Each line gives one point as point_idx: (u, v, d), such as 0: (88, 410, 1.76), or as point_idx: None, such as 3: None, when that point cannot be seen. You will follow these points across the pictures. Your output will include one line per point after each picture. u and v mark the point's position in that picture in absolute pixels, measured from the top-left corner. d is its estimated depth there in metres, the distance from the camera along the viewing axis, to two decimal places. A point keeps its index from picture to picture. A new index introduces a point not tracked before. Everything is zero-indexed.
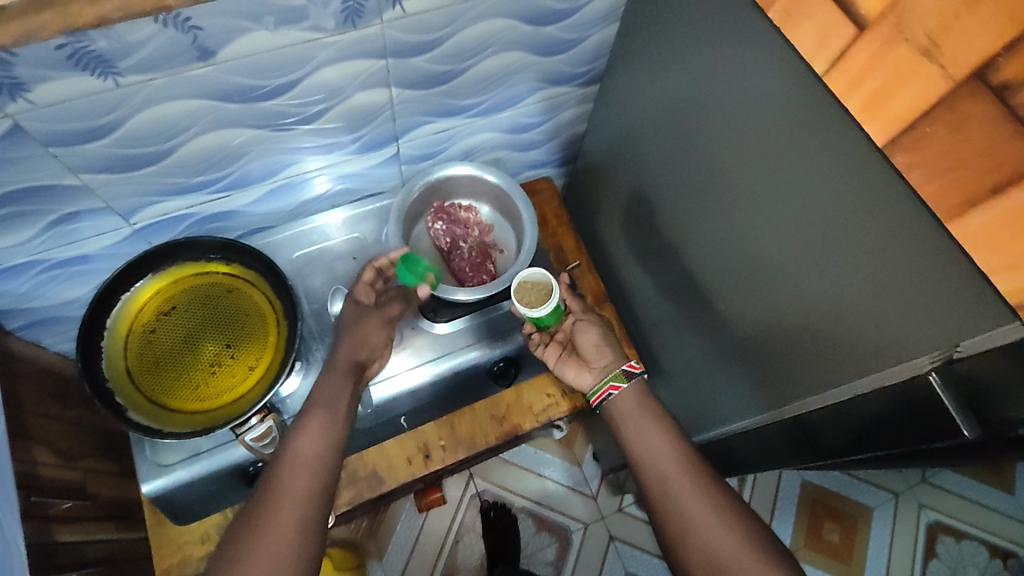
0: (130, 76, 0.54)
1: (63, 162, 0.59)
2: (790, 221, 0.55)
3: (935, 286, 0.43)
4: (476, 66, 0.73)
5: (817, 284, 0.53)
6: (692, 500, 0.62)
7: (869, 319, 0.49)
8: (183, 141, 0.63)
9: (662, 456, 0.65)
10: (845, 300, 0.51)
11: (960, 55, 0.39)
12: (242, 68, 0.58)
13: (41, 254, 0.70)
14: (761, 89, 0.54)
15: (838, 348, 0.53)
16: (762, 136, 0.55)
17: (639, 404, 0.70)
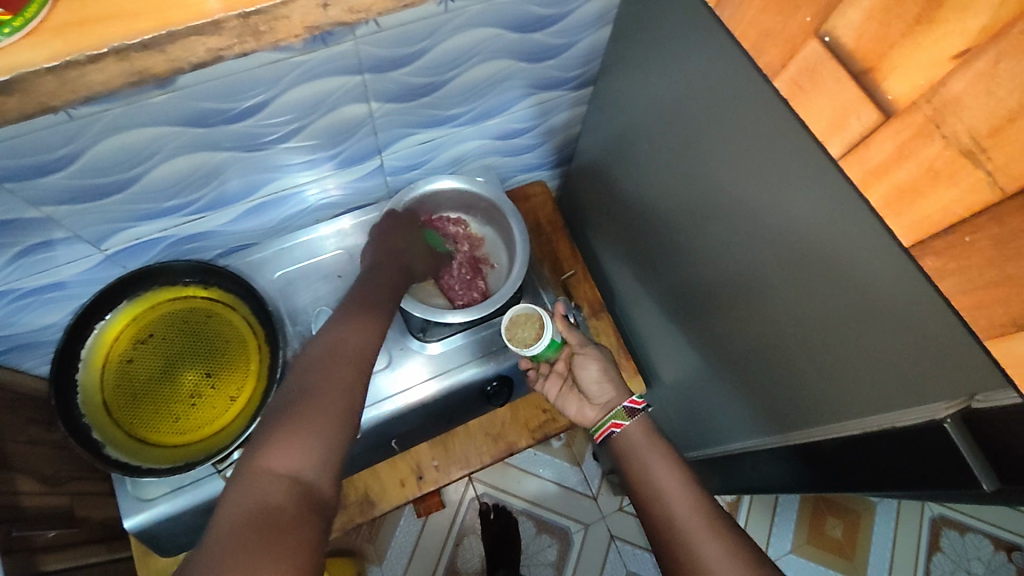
0: (84, 108, 0.50)
1: (21, 196, 0.56)
2: (791, 255, 0.51)
3: (945, 342, 0.39)
4: (459, 76, 0.68)
5: (819, 320, 0.50)
6: (703, 539, 0.55)
7: (878, 364, 0.45)
8: (150, 167, 0.60)
9: (671, 492, 0.60)
10: (852, 341, 0.47)
11: (1014, 164, 0.29)
12: (206, 92, 0.54)
13: (11, 285, 0.67)
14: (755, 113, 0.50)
15: (845, 387, 0.50)
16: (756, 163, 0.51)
17: (646, 439, 0.66)
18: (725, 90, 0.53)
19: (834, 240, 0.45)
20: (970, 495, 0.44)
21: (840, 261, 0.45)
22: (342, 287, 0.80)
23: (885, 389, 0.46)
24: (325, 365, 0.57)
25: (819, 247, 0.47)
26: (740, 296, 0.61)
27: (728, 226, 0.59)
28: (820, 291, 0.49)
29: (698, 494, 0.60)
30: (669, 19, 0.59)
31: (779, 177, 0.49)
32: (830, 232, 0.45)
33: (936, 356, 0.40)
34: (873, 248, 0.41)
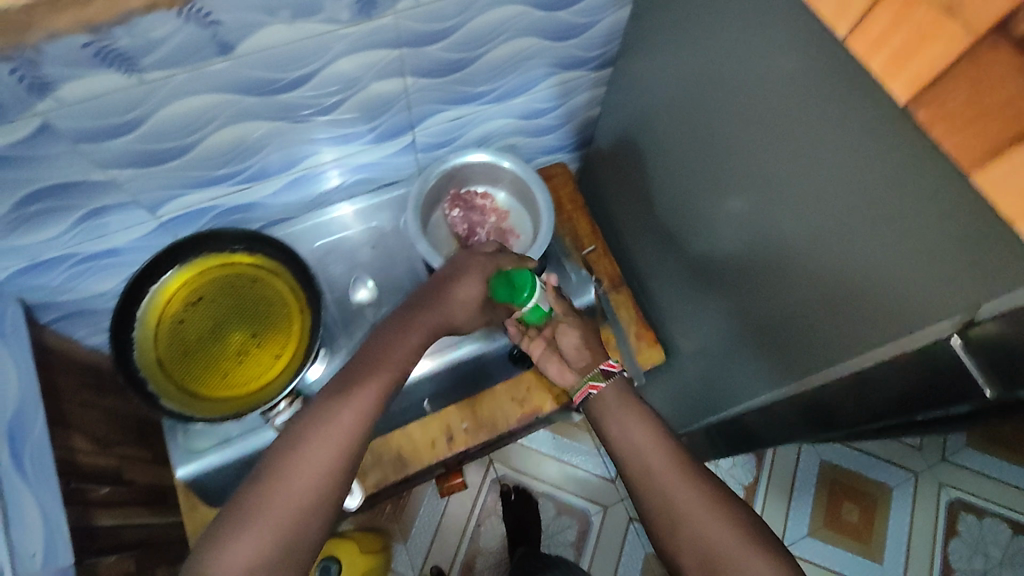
0: (152, 73, 0.55)
1: (91, 158, 0.61)
2: (812, 199, 0.55)
3: (950, 254, 0.43)
4: (487, 54, 0.73)
5: (838, 259, 0.54)
6: (679, 491, 0.61)
7: (886, 291, 0.49)
8: (205, 135, 0.65)
9: (646, 446, 0.65)
10: (867, 272, 0.51)
11: (983, 9, 0.36)
12: (260, 62, 0.59)
13: (73, 248, 0.72)
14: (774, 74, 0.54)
15: (854, 319, 0.54)
16: (779, 117, 0.56)
17: (619, 399, 0.69)
18: (747, 48, 0.57)
19: (859, 175, 0.49)
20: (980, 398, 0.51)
21: (866, 196, 0.49)
22: (377, 257, 0.85)
23: (894, 323, 0.49)
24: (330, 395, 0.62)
25: (841, 183, 0.51)
26: (762, 250, 0.64)
27: (752, 183, 0.63)
28: (841, 232, 0.52)
29: (667, 447, 0.65)
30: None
31: (804, 120, 0.52)
32: (859, 168, 0.49)
33: (948, 266, 0.44)
34: (896, 173, 0.46)
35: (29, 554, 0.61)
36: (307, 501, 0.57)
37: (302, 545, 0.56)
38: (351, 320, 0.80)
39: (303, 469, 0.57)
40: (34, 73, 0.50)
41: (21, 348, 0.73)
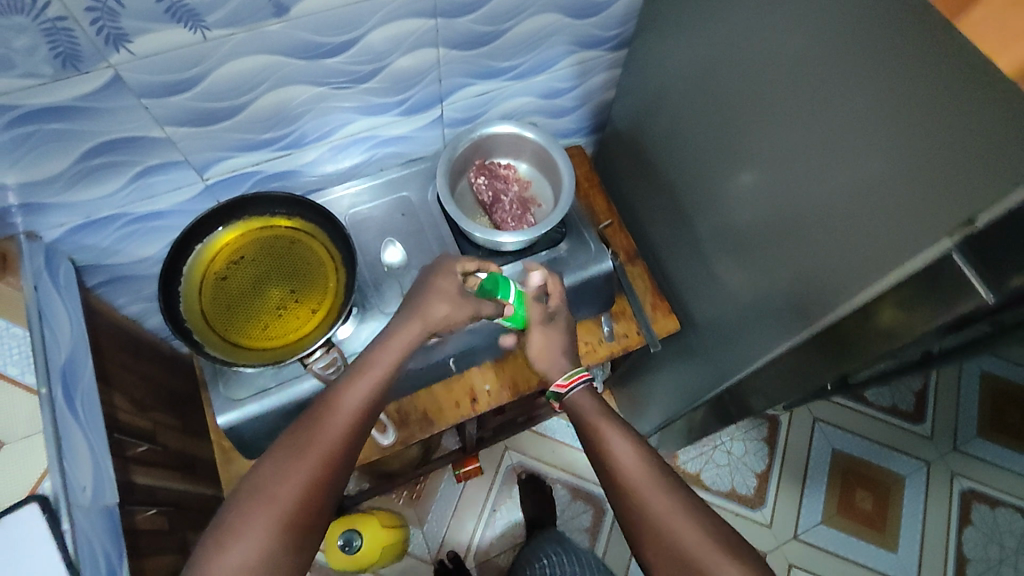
0: (215, 30, 0.60)
1: (151, 114, 0.66)
2: (819, 141, 0.59)
3: (951, 164, 0.48)
4: (514, 28, 0.79)
5: (847, 194, 0.58)
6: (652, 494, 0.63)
7: (893, 215, 0.54)
8: (254, 97, 0.70)
9: (627, 454, 0.66)
10: (874, 201, 0.55)
11: None
12: (310, 25, 0.64)
13: (125, 208, 0.77)
14: (786, 27, 0.59)
15: (864, 250, 0.58)
16: (788, 69, 0.60)
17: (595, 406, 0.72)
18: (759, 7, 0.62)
19: (864, 113, 0.54)
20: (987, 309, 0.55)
21: (871, 134, 0.54)
22: (405, 225, 0.89)
23: (903, 251, 0.54)
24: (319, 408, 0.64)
25: (847, 121, 0.56)
26: (774, 207, 0.69)
27: (762, 146, 0.68)
28: (850, 175, 0.57)
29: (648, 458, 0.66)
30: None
31: (813, 68, 0.57)
32: (864, 105, 0.53)
33: (953, 178, 0.48)
34: (897, 102, 0.51)
35: (80, 486, 0.65)
36: (296, 505, 0.58)
37: (287, 558, 0.57)
38: (381, 280, 0.84)
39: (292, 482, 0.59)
40: (112, 24, 0.55)
41: (72, 301, 0.78)
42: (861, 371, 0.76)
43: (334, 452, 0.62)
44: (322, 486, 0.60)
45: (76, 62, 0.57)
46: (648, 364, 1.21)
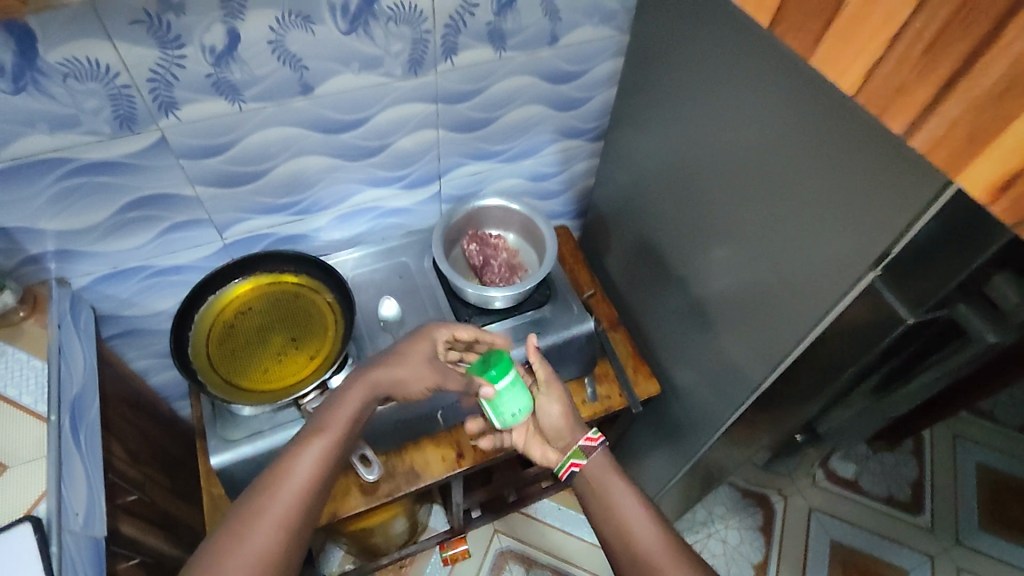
0: (251, 103, 0.72)
1: (186, 173, 0.76)
2: (757, 196, 0.68)
3: (858, 202, 0.55)
4: (504, 116, 0.92)
5: (786, 241, 0.65)
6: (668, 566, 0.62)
7: (822, 252, 0.60)
8: (276, 165, 0.81)
9: (639, 525, 0.67)
10: (808, 243, 0.62)
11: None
12: (329, 104, 0.77)
13: (149, 260, 0.86)
14: (720, 104, 0.70)
15: (806, 288, 0.64)
16: (726, 139, 0.70)
17: (609, 474, 0.72)
18: (699, 91, 0.73)
19: (787, 169, 0.62)
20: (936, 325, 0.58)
21: (794, 188, 0.62)
22: (402, 287, 0.97)
23: (839, 285, 0.60)
24: (271, 478, 0.65)
25: (773, 175, 0.64)
26: (737, 265, 0.76)
27: (718, 210, 0.76)
28: (785, 226, 0.64)
29: (662, 528, 0.66)
30: (654, 60, 0.82)
31: (743, 140, 0.67)
32: (784, 164, 0.62)
33: (861, 214, 0.55)
34: (806, 154, 0.59)
35: (72, 513, 0.66)
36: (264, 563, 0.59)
37: None
38: (376, 334, 0.91)
39: (249, 551, 0.59)
40: (166, 92, 0.67)
41: (90, 346, 0.84)
42: (827, 421, 0.80)
43: (294, 506, 0.63)
44: (276, 556, 0.61)
45: (131, 123, 0.68)
46: (636, 438, 1.23)
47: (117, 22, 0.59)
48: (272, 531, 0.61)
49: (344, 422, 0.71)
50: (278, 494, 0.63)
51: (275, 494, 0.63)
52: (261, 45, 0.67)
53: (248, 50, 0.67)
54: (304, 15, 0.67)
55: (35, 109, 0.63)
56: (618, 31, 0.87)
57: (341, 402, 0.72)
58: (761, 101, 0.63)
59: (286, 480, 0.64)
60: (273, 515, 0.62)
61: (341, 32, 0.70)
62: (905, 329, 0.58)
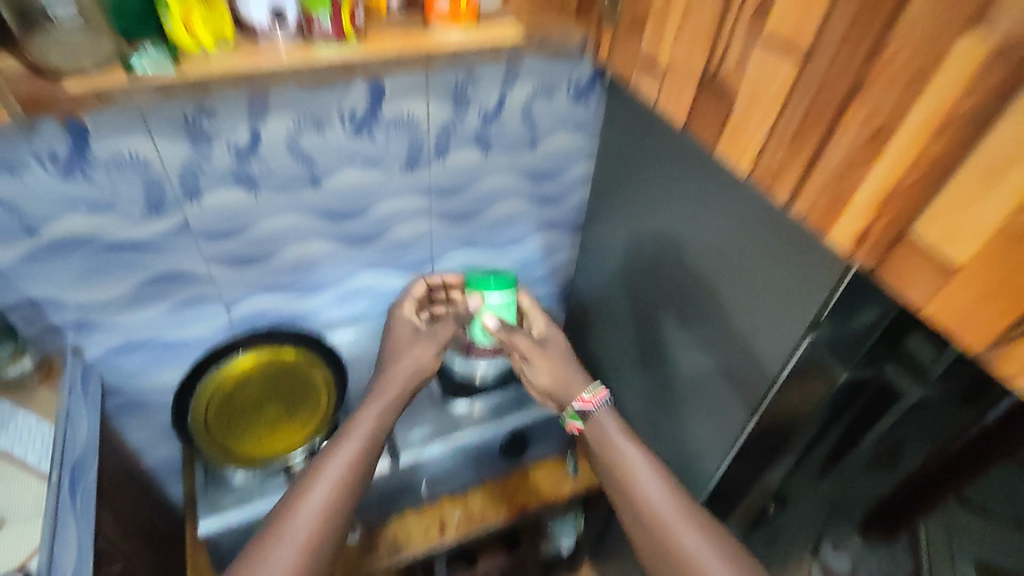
0: (265, 192, 0.83)
1: (201, 252, 0.85)
2: (703, 275, 0.71)
3: (787, 272, 0.59)
4: (491, 209, 1.03)
5: (733, 315, 0.68)
6: (683, 530, 0.68)
7: (764, 321, 0.63)
8: (283, 247, 0.90)
9: (651, 489, 0.72)
10: (751, 316, 0.65)
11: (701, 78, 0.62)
12: (335, 194, 0.87)
13: (159, 334, 0.93)
14: (664, 191, 0.75)
15: (757, 359, 0.66)
16: (672, 222, 0.75)
17: (619, 432, 0.77)
18: (648, 180, 0.79)
19: (724, 247, 0.66)
20: (880, 381, 0.63)
21: (729, 267, 0.66)
22: None
23: (780, 352, 0.62)
24: (290, 498, 0.68)
25: (714, 253, 0.68)
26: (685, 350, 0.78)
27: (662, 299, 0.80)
28: (728, 299, 0.68)
29: (673, 492, 0.71)
30: (613, 164, 0.94)
31: (677, 228, 0.75)
32: (723, 242, 0.66)
33: (793, 281, 0.58)
34: (739, 231, 0.63)
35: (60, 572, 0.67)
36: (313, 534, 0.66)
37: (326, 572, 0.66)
38: None
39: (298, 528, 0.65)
40: (192, 181, 0.77)
41: (94, 414, 0.88)
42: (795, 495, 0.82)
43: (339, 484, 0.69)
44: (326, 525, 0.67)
45: (159, 206, 0.78)
46: None
47: (159, 123, 0.71)
48: (297, 551, 0.64)
49: (358, 439, 0.73)
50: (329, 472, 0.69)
51: (295, 516, 0.66)
52: (277, 144, 0.79)
53: (267, 148, 0.78)
54: (317, 121, 0.79)
55: (78, 193, 0.73)
56: (590, 138, 1.00)
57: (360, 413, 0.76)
58: (699, 187, 0.68)
59: (307, 500, 0.67)
60: (298, 533, 0.65)
61: (347, 135, 0.82)
62: (842, 384, 0.62)
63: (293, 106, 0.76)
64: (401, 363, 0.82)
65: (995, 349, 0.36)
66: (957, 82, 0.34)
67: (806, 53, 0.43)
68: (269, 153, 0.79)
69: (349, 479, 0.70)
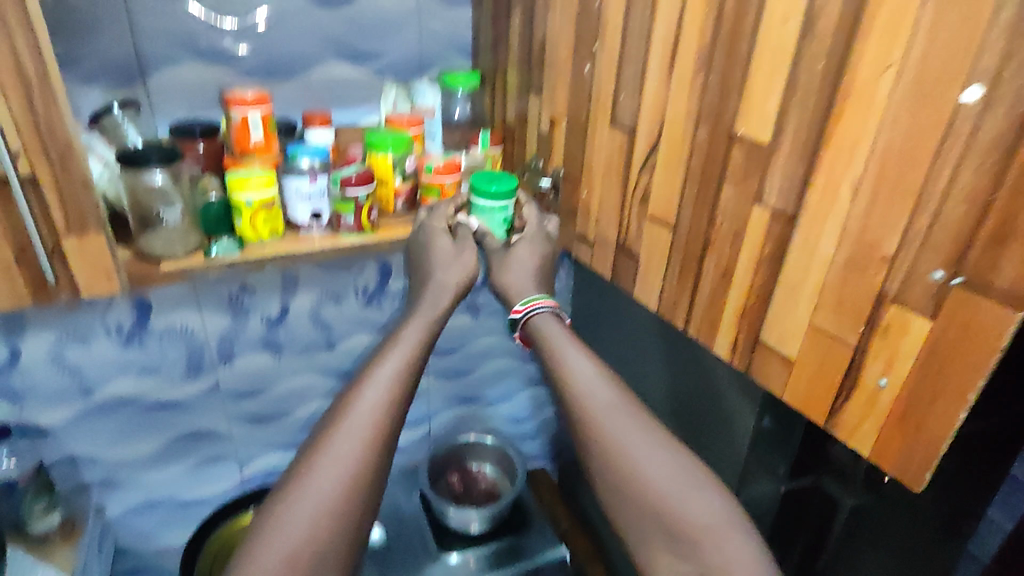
0: (287, 356, 0.98)
1: (226, 410, 0.98)
2: (667, 401, 0.82)
3: (724, 383, 0.70)
4: (483, 367, 1.17)
5: (700, 431, 0.76)
6: (614, 424, 0.49)
7: (722, 427, 0.72)
8: (299, 405, 1.03)
9: (586, 385, 0.52)
10: (710, 427, 0.74)
11: None
12: (348, 356, 1.02)
13: (176, 492, 1.01)
14: (621, 337, 0.90)
15: (722, 467, 0.73)
16: (633, 362, 0.88)
17: (562, 330, 0.57)
18: (608, 331, 0.94)
19: (677, 371, 0.79)
20: (842, 524, 0.66)
21: (682, 389, 0.79)
22: (391, 516, 1.07)
23: (739, 455, 0.70)
24: (335, 412, 0.52)
25: (674, 380, 0.80)
26: (702, 444, 0.76)
27: (666, 404, 0.82)
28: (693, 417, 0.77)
29: (617, 388, 0.52)
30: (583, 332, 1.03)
31: (638, 368, 0.87)
32: (675, 368, 0.79)
33: (731, 389, 0.69)
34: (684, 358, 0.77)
35: None
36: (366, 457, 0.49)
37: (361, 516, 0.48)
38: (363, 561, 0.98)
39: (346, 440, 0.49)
40: (228, 346, 0.93)
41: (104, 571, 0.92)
42: None
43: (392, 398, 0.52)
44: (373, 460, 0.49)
45: (197, 369, 0.92)
46: None
47: (208, 299, 0.88)
48: (361, 449, 0.49)
49: (400, 359, 0.55)
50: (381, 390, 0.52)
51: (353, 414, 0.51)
52: (301, 314, 0.96)
53: (293, 316, 0.95)
54: (335, 294, 0.97)
55: (133, 358, 0.88)
56: None
57: (400, 329, 0.58)
58: (647, 328, 0.83)
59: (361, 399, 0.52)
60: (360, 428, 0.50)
61: (360, 305, 0.99)
62: (788, 493, 0.68)
63: (316, 283, 0.94)
64: (440, 271, 0.64)
65: (835, 417, 0.44)
66: (760, 237, 0.46)
67: (675, 228, 0.54)
68: (295, 321, 0.96)
69: (404, 388, 0.53)
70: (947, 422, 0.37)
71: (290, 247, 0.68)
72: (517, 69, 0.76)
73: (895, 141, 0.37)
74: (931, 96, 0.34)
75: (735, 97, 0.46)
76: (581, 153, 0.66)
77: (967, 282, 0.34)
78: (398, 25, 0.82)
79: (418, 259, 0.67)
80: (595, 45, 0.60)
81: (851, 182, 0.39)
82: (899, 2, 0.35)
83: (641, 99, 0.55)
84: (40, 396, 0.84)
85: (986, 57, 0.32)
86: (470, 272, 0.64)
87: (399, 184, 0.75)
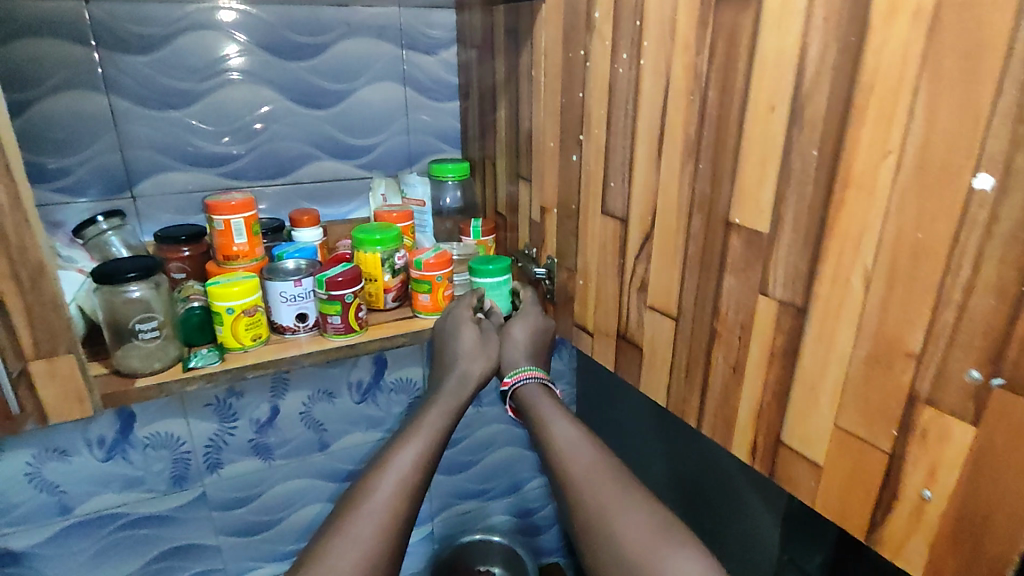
0: (278, 459, 0.93)
1: (215, 522, 0.92)
2: (687, 491, 0.78)
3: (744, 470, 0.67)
4: (488, 457, 1.11)
5: (725, 522, 0.73)
6: (592, 489, 0.49)
7: (749, 518, 0.69)
8: (292, 510, 0.97)
9: (575, 453, 0.52)
10: (738, 516, 0.71)
11: None
12: (343, 456, 0.97)
13: None
14: (627, 426, 0.86)
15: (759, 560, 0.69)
16: (643, 453, 0.84)
17: (549, 400, 0.58)
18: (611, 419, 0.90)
19: (691, 462, 0.76)
20: None
21: (695, 478, 0.76)
22: None
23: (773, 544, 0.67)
24: (347, 500, 0.49)
25: (687, 470, 0.77)
26: (731, 534, 0.73)
27: (685, 495, 0.78)
28: (714, 509, 0.74)
29: (601, 457, 0.52)
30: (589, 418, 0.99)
31: (647, 458, 0.83)
32: (690, 457, 0.76)
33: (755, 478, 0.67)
34: (696, 447, 0.74)
35: None
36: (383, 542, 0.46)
37: None
38: None
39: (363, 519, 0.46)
40: (216, 454, 0.88)
41: None
42: None
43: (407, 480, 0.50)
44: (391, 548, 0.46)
45: (183, 481, 0.87)
46: None
47: (195, 406, 0.84)
48: (382, 530, 0.46)
49: (419, 444, 0.52)
50: (399, 475, 0.50)
51: (370, 496, 0.48)
52: (293, 415, 0.91)
53: (284, 418, 0.91)
54: (328, 392, 0.93)
55: (115, 473, 0.83)
56: None
57: (421, 417, 0.56)
58: (652, 420, 0.80)
59: (380, 483, 0.49)
60: (378, 509, 0.47)
61: (354, 401, 0.95)
62: None
63: (309, 381, 0.91)
64: (465, 361, 0.62)
65: (877, 531, 0.39)
66: (770, 330, 0.43)
67: (677, 318, 0.51)
68: (286, 423, 0.91)
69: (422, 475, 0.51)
70: (1013, 539, 0.32)
71: (276, 352, 0.65)
72: (505, 158, 0.76)
73: (904, 231, 0.34)
74: (939, 184, 0.32)
75: (728, 185, 0.44)
76: (574, 241, 0.64)
77: (1009, 384, 0.31)
78: (386, 122, 0.82)
79: (441, 351, 0.64)
80: (581, 134, 0.60)
81: (862, 275, 0.36)
82: (889, 90, 0.33)
83: (631, 188, 0.54)
84: (15, 520, 0.79)
85: (993, 144, 0.30)
86: (495, 363, 0.63)
87: (389, 280, 0.72)
